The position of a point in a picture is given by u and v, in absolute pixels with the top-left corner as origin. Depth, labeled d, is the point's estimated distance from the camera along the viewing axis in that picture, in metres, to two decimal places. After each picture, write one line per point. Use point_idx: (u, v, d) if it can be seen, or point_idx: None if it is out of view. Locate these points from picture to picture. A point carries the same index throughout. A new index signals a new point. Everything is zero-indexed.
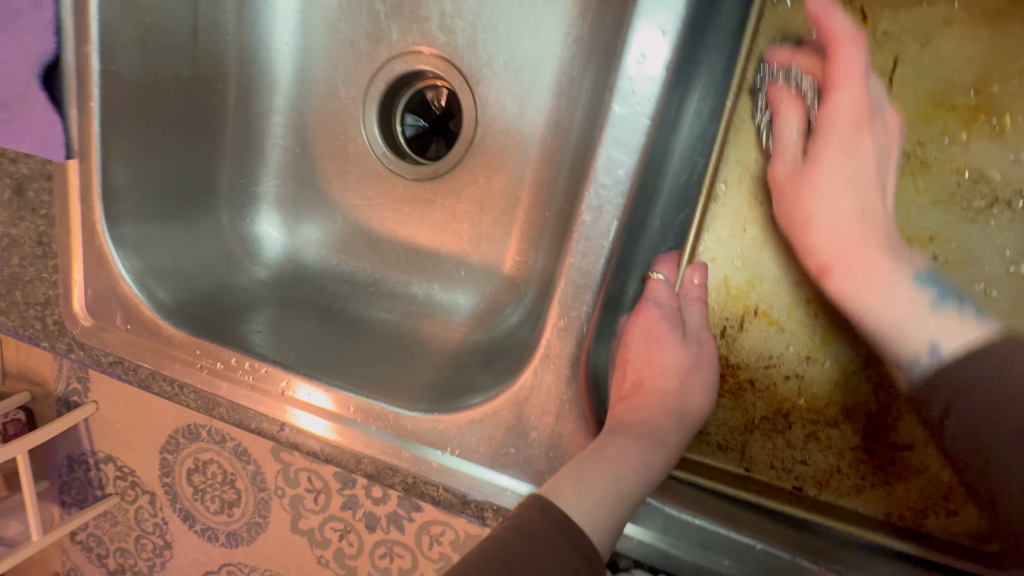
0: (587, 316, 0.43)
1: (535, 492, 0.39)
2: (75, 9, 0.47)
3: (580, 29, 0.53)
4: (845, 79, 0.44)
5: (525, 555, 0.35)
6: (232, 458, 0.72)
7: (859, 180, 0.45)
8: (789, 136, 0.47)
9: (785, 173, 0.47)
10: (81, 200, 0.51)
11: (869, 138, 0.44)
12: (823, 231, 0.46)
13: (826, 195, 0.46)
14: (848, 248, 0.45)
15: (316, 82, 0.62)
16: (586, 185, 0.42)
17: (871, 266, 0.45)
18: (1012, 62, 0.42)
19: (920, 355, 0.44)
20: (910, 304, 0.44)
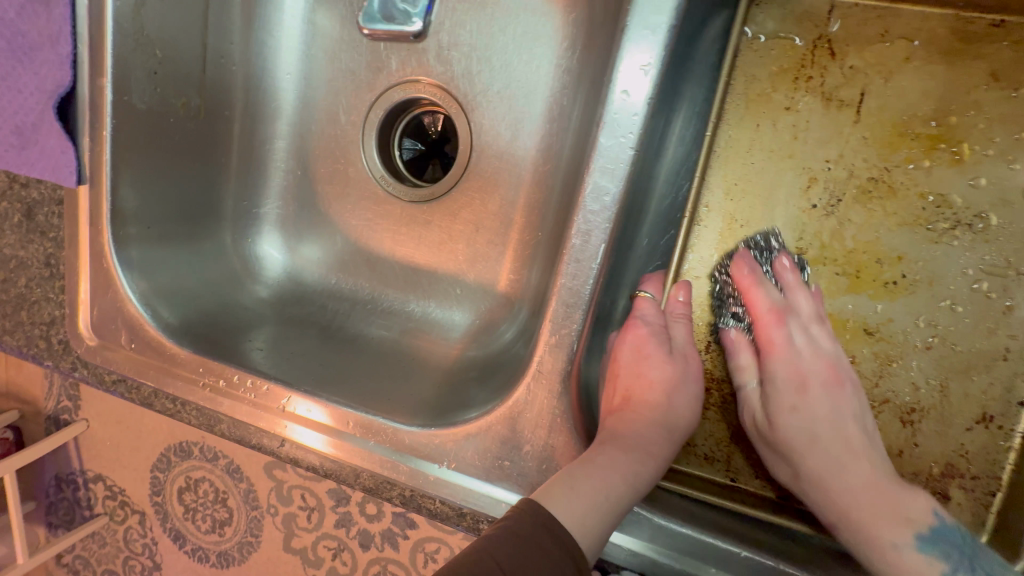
0: (577, 333, 0.45)
1: (529, 498, 0.41)
2: (91, 44, 0.50)
3: (569, 61, 0.56)
4: (796, 305, 0.49)
5: (515, 555, 0.37)
6: (224, 476, 0.73)
7: (827, 406, 0.47)
8: (763, 306, 0.50)
9: (749, 344, 0.50)
10: (90, 223, 0.53)
11: (829, 383, 0.47)
12: (785, 416, 0.48)
13: (792, 400, 0.48)
14: (814, 432, 0.47)
15: (318, 109, 0.64)
16: (576, 209, 0.44)
17: (843, 477, 0.45)
18: (968, 96, 0.45)
19: (910, 551, 0.42)
20: (904, 506, 0.44)
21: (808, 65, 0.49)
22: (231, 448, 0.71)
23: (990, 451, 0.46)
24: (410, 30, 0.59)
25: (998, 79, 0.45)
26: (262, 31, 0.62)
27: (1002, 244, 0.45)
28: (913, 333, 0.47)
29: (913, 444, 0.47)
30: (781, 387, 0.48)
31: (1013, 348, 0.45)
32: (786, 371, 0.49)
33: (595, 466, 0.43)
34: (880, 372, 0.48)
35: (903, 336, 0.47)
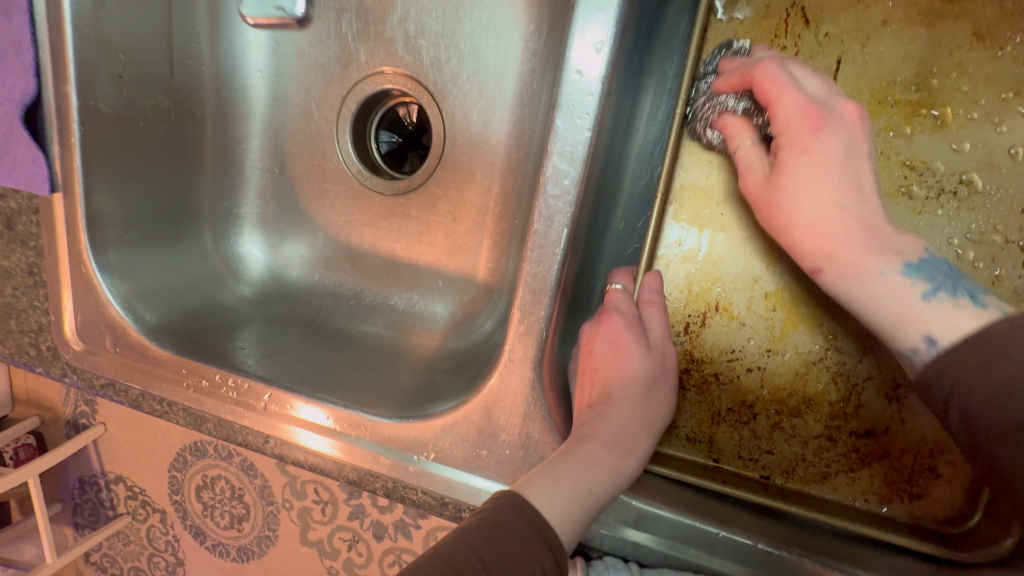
0: (546, 319, 0.45)
1: (508, 489, 0.41)
2: (53, 50, 0.50)
3: (536, 43, 0.55)
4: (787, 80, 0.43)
5: (487, 538, 0.38)
6: (239, 472, 0.74)
7: (834, 167, 0.42)
8: (748, 146, 0.46)
9: (758, 185, 0.45)
10: (67, 229, 0.54)
11: (827, 139, 0.42)
12: (806, 237, 0.43)
13: (807, 190, 0.43)
14: (835, 241, 0.42)
15: (290, 106, 0.64)
16: (538, 195, 0.44)
17: (851, 254, 0.42)
18: (951, 58, 0.43)
19: (934, 451, 0.39)
20: (905, 323, 0.41)
21: (781, 36, 0.46)
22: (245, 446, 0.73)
23: None
24: (291, 16, 0.61)
25: (982, 38, 0.43)
26: (227, 29, 0.61)
27: (988, 210, 0.43)
28: None
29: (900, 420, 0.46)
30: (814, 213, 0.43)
31: None
32: (789, 160, 0.44)
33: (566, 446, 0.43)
34: (863, 348, 0.46)
35: None
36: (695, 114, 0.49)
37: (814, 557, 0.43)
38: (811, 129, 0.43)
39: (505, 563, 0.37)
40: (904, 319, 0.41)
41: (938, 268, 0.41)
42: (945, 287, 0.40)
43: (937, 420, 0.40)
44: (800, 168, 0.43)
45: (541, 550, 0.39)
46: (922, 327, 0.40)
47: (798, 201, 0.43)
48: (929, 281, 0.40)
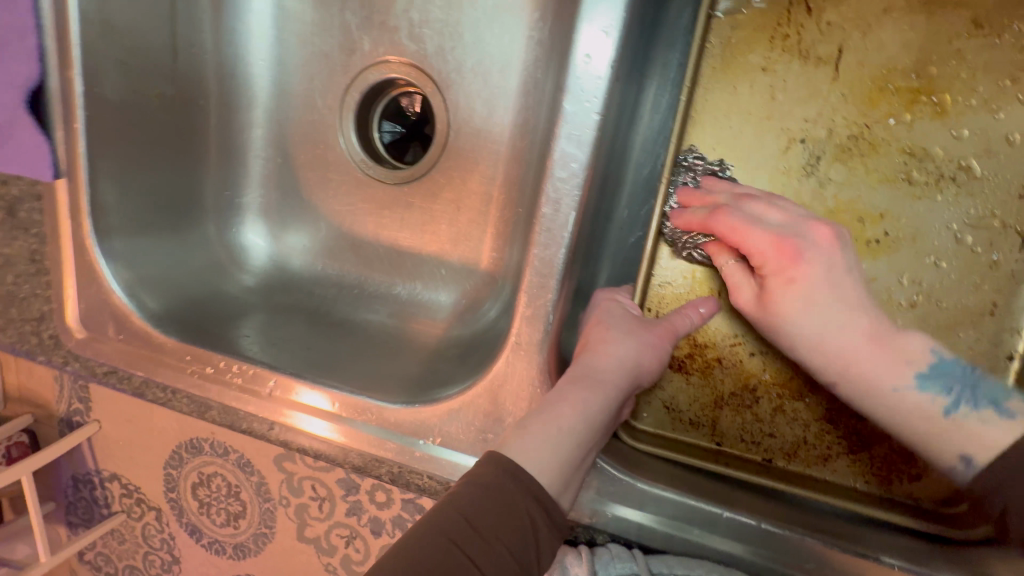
0: (553, 303, 0.45)
1: (493, 451, 0.40)
2: (58, 35, 0.50)
3: (541, 32, 0.55)
4: None
5: (480, 505, 0.37)
6: (236, 470, 0.74)
7: (822, 295, 0.43)
8: (729, 267, 0.48)
9: (749, 310, 0.46)
10: (70, 216, 0.54)
11: (810, 261, 0.43)
12: (814, 353, 0.43)
13: (804, 315, 0.43)
14: (845, 354, 0.42)
15: (294, 95, 0.64)
16: (545, 178, 0.44)
17: (878, 374, 0.42)
18: (950, 46, 0.44)
19: (960, 464, 0.40)
20: (916, 404, 0.41)
21: (784, 23, 0.47)
22: (241, 443, 0.73)
23: None
24: None
25: (981, 26, 0.43)
26: (231, 17, 0.61)
27: (986, 196, 0.44)
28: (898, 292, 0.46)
29: None
30: (804, 329, 0.43)
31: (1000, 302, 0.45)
32: (774, 285, 0.44)
33: (553, 413, 0.41)
34: None
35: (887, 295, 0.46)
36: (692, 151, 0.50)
37: (817, 537, 0.43)
38: (776, 267, 0.44)
39: (501, 531, 0.37)
40: (931, 435, 0.41)
41: (951, 375, 0.42)
42: (964, 401, 0.41)
43: (944, 391, 0.41)
44: (793, 298, 0.43)
45: (534, 511, 0.38)
46: (957, 445, 0.40)
47: (790, 323, 0.43)
48: (946, 395, 0.41)
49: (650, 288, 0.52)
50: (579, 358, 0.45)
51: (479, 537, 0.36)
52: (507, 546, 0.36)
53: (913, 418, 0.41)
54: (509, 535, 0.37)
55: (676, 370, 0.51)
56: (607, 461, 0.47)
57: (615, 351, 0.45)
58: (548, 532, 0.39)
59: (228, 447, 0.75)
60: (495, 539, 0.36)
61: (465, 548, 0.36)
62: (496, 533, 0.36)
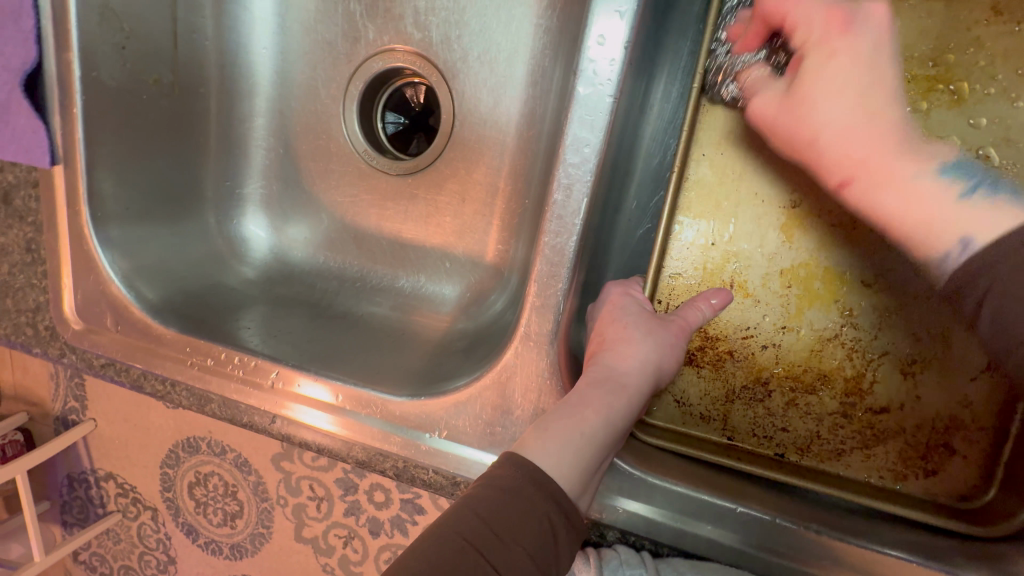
0: (563, 293, 0.44)
1: (512, 451, 0.39)
2: (56, 18, 0.48)
3: (549, 20, 0.54)
4: (817, 53, 0.44)
5: (499, 509, 0.36)
6: (233, 469, 0.73)
7: (868, 161, 0.43)
8: (755, 78, 0.48)
9: (777, 109, 0.46)
10: (68, 204, 0.53)
11: (858, 37, 0.43)
12: (862, 172, 0.44)
13: (830, 103, 0.44)
14: (873, 156, 0.43)
15: (296, 84, 0.63)
16: (556, 164, 0.43)
17: (924, 215, 0.42)
18: (968, 33, 0.43)
19: (956, 249, 0.41)
20: (944, 206, 0.41)
21: None
22: (237, 441, 0.71)
23: (993, 401, 0.45)
24: None
25: (999, 13, 0.43)
26: (232, 4, 0.60)
27: None
28: (911, 283, 0.46)
29: (914, 397, 0.46)
30: (830, 119, 0.44)
31: None
32: (803, 74, 0.45)
33: (573, 415, 0.40)
34: (878, 325, 0.47)
35: (899, 286, 0.46)
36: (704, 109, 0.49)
37: (832, 532, 0.43)
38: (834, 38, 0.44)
39: (521, 535, 0.35)
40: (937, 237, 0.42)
41: (970, 171, 0.42)
42: (982, 186, 0.41)
43: (962, 181, 0.41)
44: (824, 73, 0.44)
45: (555, 515, 0.37)
46: (963, 228, 0.41)
47: (821, 111, 0.44)
48: (965, 180, 0.42)
49: (661, 278, 0.51)
50: (594, 355, 0.44)
51: (497, 540, 0.35)
52: (528, 550, 0.35)
53: (916, 217, 0.42)
54: (529, 539, 0.36)
55: (688, 364, 0.50)
56: (618, 457, 0.46)
57: (627, 344, 0.43)
58: (567, 533, 0.37)
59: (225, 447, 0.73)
60: (517, 544, 0.35)
61: (484, 552, 0.35)
62: (517, 538, 0.35)
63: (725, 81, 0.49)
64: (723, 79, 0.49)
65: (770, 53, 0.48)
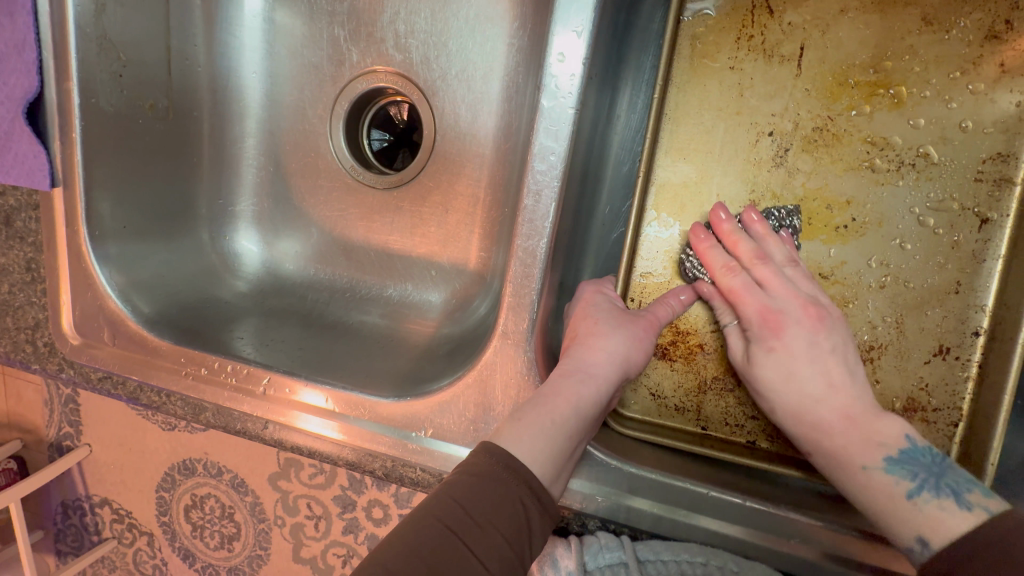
0: (537, 293, 0.47)
1: (488, 440, 0.42)
2: (56, 49, 0.52)
3: (520, 40, 0.58)
4: (771, 240, 0.49)
5: (473, 493, 0.38)
6: (229, 491, 0.74)
7: (802, 336, 0.47)
8: (720, 262, 0.50)
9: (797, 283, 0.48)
10: (67, 225, 0.55)
11: (819, 312, 0.47)
12: (786, 394, 0.47)
13: (769, 351, 0.48)
14: (814, 402, 0.46)
15: (285, 106, 0.66)
16: (526, 172, 0.46)
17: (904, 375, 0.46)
18: (903, 41, 0.47)
19: (916, 544, 0.41)
20: (878, 483, 0.43)
21: (748, 25, 0.50)
22: (234, 462, 0.73)
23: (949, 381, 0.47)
24: None
25: (931, 23, 0.46)
26: (223, 31, 0.64)
27: (945, 180, 0.47)
28: (867, 274, 0.48)
29: (875, 381, 0.49)
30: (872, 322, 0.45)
31: (965, 280, 0.47)
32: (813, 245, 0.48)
33: (546, 406, 0.42)
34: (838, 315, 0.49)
35: (857, 278, 0.49)
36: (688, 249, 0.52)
37: (799, 512, 0.45)
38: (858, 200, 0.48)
39: (495, 518, 0.38)
40: (893, 511, 0.43)
41: (917, 461, 0.43)
42: (927, 486, 0.42)
43: (910, 476, 0.43)
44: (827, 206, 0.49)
45: (528, 499, 0.40)
46: (914, 524, 0.42)
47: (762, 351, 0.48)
48: (911, 478, 0.43)
49: (632, 279, 0.54)
50: (568, 351, 0.47)
51: (473, 522, 0.37)
52: (501, 532, 0.38)
53: (872, 486, 0.43)
54: (502, 522, 0.38)
55: (661, 357, 0.53)
56: (595, 446, 0.49)
57: (600, 340, 0.46)
58: (541, 516, 0.40)
59: (222, 468, 0.75)
60: (491, 527, 0.38)
61: (458, 533, 0.37)
62: (491, 521, 0.38)
63: (694, 269, 0.52)
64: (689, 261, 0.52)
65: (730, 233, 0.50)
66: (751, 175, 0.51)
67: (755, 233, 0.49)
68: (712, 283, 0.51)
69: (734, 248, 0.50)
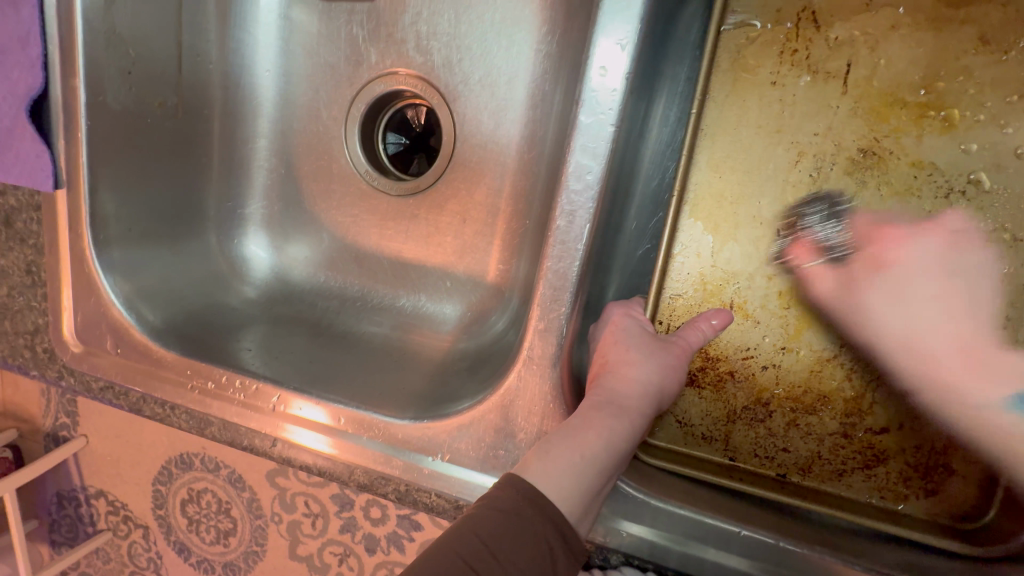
0: (566, 317, 0.45)
1: (511, 472, 0.40)
2: (62, 44, 0.49)
3: (549, 46, 0.55)
4: (872, 281, 0.47)
5: (496, 529, 0.36)
6: (227, 486, 0.72)
7: (938, 304, 0.45)
8: (812, 262, 0.48)
9: (888, 140, 0.46)
10: (70, 227, 0.53)
11: (905, 251, 0.46)
12: (902, 349, 0.46)
13: (887, 308, 0.46)
14: (930, 353, 0.45)
15: (298, 106, 0.63)
16: (558, 190, 0.44)
17: (930, 367, 0.45)
18: (958, 61, 0.44)
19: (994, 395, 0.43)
20: (993, 419, 0.43)
21: (792, 39, 0.47)
22: (234, 458, 0.71)
23: None
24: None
25: (987, 43, 0.44)
26: (236, 28, 0.61)
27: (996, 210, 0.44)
28: (910, 305, 0.46)
29: (914, 417, 0.46)
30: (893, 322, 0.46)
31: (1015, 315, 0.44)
32: (926, 107, 0.46)
33: (576, 439, 0.40)
34: (877, 346, 0.47)
35: (900, 308, 0.46)
36: (783, 246, 0.49)
37: (834, 555, 0.43)
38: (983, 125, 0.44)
39: (518, 558, 0.36)
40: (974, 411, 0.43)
41: None
42: None
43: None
44: (887, 280, 0.47)
45: (554, 540, 0.37)
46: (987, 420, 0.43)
47: (877, 321, 0.46)
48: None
49: (661, 300, 0.52)
50: (597, 379, 0.45)
51: (494, 562, 0.35)
52: (524, 574, 0.35)
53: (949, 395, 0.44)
54: (526, 564, 0.36)
55: (689, 384, 0.50)
56: (622, 478, 0.46)
57: (630, 371, 0.44)
58: (565, 557, 0.38)
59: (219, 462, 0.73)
60: (514, 567, 0.35)
61: (480, 573, 0.35)
62: (514, 561, 0.35)
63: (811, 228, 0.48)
64: (825, 229, 0.48)
65: (827, 217, 0.48)
66: (789, 197, 0.49)
67: (899, 240, 0.46)
68: (833, 251, 0.48)
69: (813, 279, 0.48)
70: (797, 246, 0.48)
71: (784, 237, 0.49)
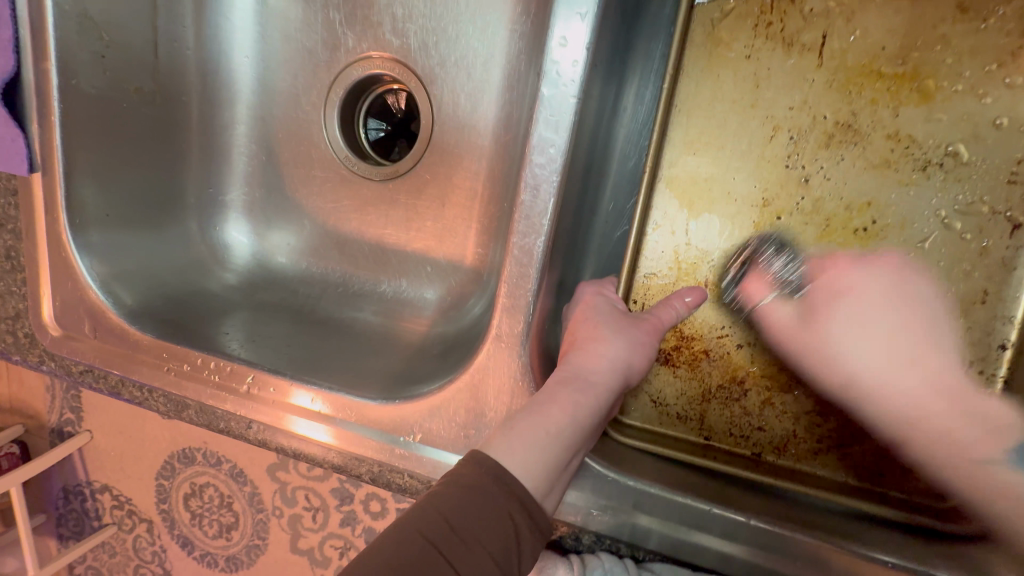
0: (534, 295, 0.44)
1: (475, 450, 0.39)
2: (32, 27, 0.49)
3: (523, 26, 0.55)
4: (853, 296, 0.44)
5: (458, 506, 0.36)
6: (228, 480, 0.73)
7: (915, 326, 0.43)
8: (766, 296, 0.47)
9: (787, 328, 0.46)
10: (46, 211, 0.53)
11: (861, 272, 0.44)
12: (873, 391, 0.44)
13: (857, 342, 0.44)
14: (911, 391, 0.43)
15: (277, 92, 0.63)
16: (523, 165, 0.43)
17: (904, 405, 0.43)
18: (934, 31, 0.43)
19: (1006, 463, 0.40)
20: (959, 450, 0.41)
21: (768, 11, 0.47)
22: (235, 452, 0.71)
23: None
24: None
25: (964, 11, 0.43)
26: (213, 13, 0.61)
27: (975, 182, 0.44)
28: None
29: None
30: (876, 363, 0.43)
31: (992, 290, 0.44)
32: (817, 297, 0.45)
33: (542, 415, 0.40)
34: None
35: None
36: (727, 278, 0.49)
37: (807, 532, 0.42)
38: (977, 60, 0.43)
39: (481, 533, 0.35)
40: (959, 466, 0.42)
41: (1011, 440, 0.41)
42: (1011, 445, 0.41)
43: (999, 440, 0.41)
44: (837, 315, 0.45)
45: (518, 515, 0.37)
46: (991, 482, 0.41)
47: (850, 356, 0.44)
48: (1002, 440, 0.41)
49: (635, 279, 0.51)
50: (565, 356, 0.44)
51: (457, 537, 0.35)
52: (488, 548, 0.35)
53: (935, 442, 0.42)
54: (490, 539, 0.35)
55: (664, 364, 0.50)
56: (592, 457, 0.46)
57: (600, 349, 0.43)
58: (530, 532, 0.37)
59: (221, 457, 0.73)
60: (477, 543, 0.35)
61: (443, 550, 0.34)
62: (477, 536, 0.35)
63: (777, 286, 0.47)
64: (783, 274, 0.47)
65: (784, 255, 0.47)
66: (764, 172, 0.48)
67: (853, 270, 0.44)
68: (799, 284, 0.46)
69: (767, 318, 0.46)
70: (751, 284, 0.47)
71: (732, 278, 0.49)
